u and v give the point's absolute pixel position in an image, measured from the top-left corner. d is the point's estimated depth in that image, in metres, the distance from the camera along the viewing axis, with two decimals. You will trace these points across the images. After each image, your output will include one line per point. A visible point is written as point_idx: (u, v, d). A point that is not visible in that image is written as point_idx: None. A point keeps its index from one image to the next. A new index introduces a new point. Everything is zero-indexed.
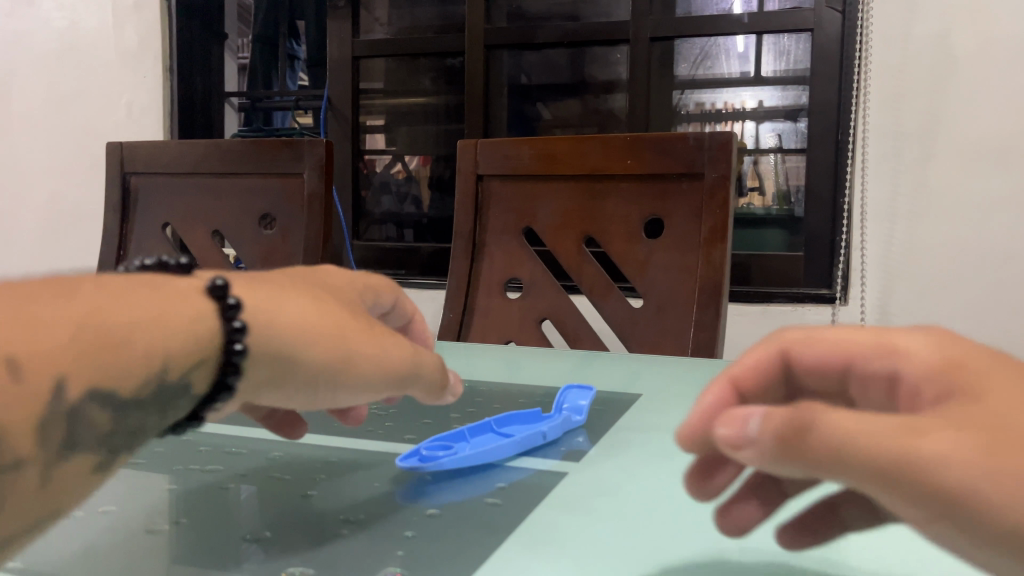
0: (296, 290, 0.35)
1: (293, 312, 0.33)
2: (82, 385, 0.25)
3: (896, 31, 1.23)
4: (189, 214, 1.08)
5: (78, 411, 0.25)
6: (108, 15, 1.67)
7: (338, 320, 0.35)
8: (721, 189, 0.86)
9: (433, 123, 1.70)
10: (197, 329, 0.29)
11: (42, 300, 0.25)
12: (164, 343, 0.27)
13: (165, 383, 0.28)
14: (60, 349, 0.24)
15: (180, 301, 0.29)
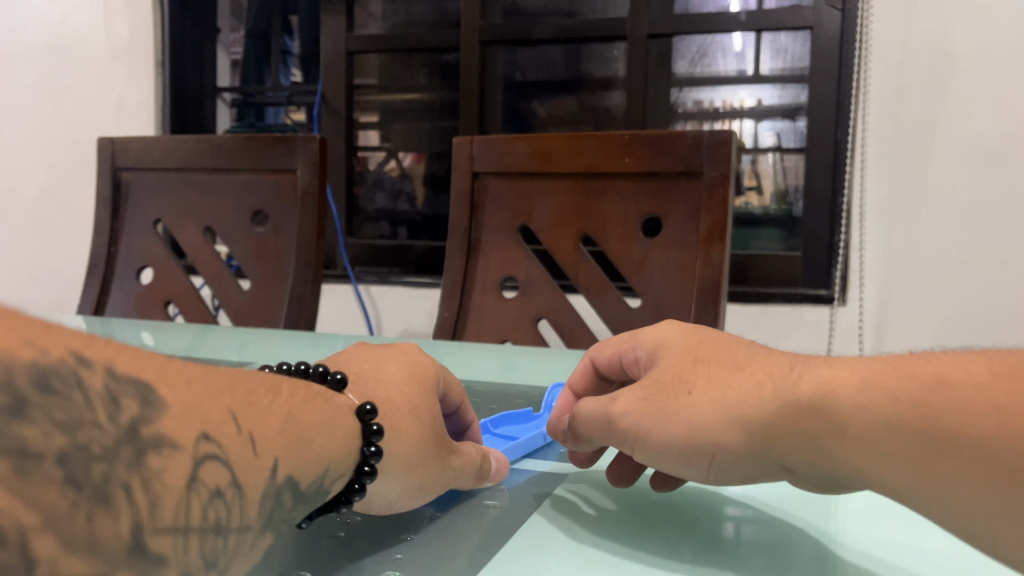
0: (403, 399, 0.40)
1: (407, 432, 0.38)
2: (278, 474, 0.30)
3: (895, 30, 1.22)
4: (180, 210, 1.07)
5: (276, 491, 0.29)
6: (99, 9, 1.65)
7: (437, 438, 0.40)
8: (720, 188, 0.84)
9: (428, 119, 1.68)
10: (341, 447, 0.34)
11: (251, 404, 0.30)
12: (322, 453, 0.33)
13: (323, 487, 0.33)
14: (269, 441, 0.30)
15: (332, 420, 0.35)
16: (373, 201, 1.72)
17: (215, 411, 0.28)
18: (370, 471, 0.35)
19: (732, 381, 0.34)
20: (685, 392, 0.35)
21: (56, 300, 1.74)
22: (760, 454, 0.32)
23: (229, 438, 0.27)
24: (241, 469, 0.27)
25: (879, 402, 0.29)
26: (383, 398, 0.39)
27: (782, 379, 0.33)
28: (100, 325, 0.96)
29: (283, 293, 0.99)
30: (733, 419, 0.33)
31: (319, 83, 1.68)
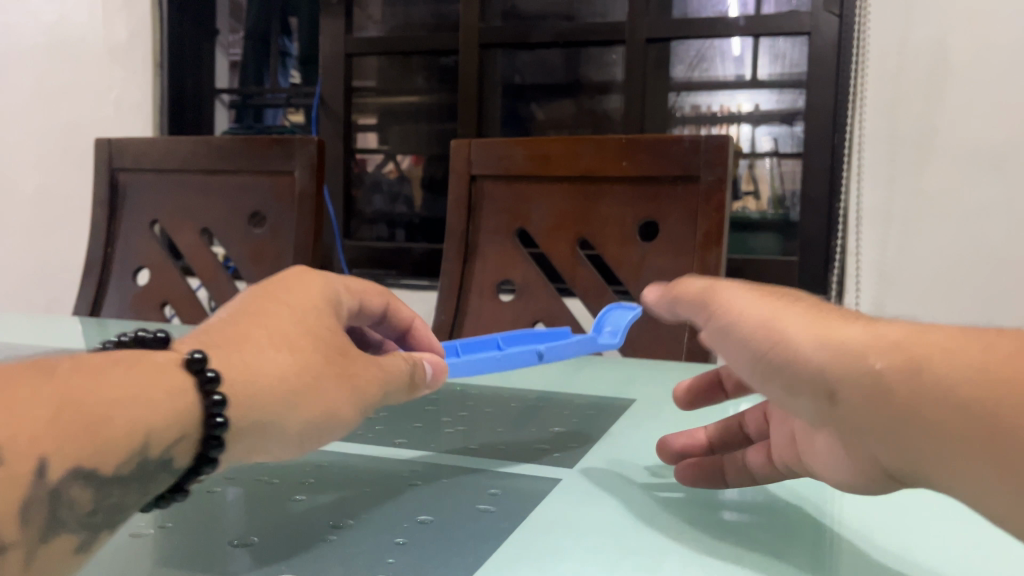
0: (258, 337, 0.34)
1: (264, 375, 0.33)
2: (154, 453, 0.28)
3: (893, 36, 1.22)
4: (177, 211, 1.07)
5: (128, 476, 0.27)
6: (98, 9, 1.66)
7: (311, 375, 0.34)
8: (717, 192, 0.85)
9: (427, 122, 1.68)
10: (180, 403, 0.29)
11: (103, 380, 0.27)
12: (163, 413, 0.28)
13: (149, 462, 0.27)
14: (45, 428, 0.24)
15: (162, 374, 0.29)
16: (371, 203, 1.72)
17: (78, 402, 0.25)
18: (222, 420, 0.30)
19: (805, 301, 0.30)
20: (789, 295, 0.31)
21: (50, 300, 1.74)
22: (789, 389, 0.28)
23: (74, 431, 0.25)
24: (82, 464, 0.25)
25: (933, 341, 0.24)
26: (238, 344, 0.33)
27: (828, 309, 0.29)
28: (97, 327, 0.97)
29: None
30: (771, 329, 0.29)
31: (318, 85, 1.68)
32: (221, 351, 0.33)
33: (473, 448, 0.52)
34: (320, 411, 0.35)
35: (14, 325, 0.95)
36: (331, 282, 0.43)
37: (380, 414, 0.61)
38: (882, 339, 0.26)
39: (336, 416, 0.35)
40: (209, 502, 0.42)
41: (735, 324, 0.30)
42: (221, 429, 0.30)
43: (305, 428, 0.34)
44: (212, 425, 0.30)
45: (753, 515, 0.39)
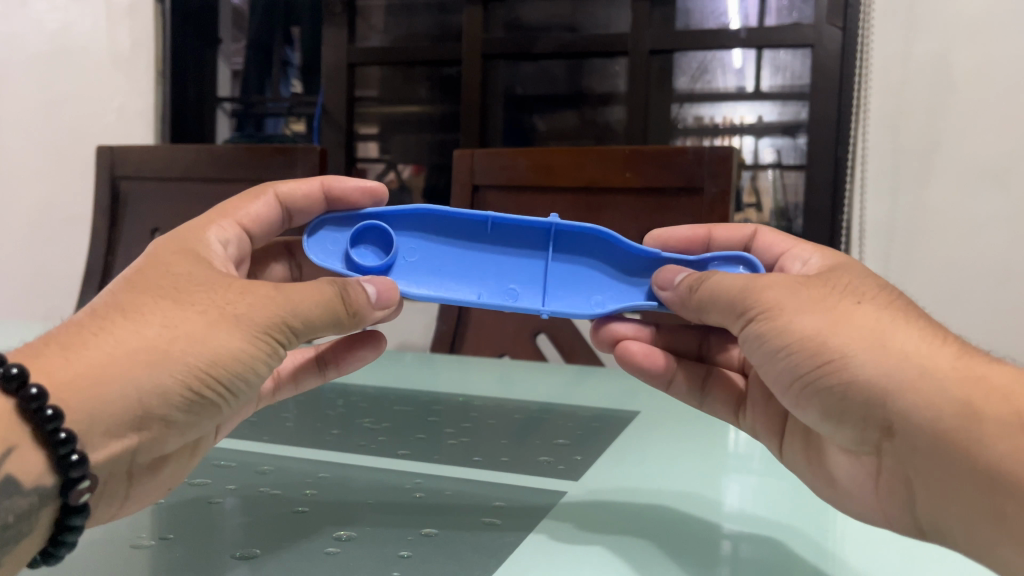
0: (98, 340, 0.35)
1: (109, 357, 0.35)
2: None
3: (895, 49, 1.23)
4: (177, 220, 1.06)
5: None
6: (101, 18, 1.67)
7: (163, 336, 0.36)
8: (721, 204, 0.84)
9: (427, 132, 1.68)
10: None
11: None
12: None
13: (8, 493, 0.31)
14: None
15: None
16: None
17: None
18: (53, 413, 0.32)
19: (868, 311, 0.36)
20: (844, 302, 0.37)
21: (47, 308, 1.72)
22: (827, 411, 0.37)
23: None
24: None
25: (947, 401, 0.32)
26: (90, 330, 0.36)
27: (895, 332, 0.35)
28: None
29: None
30: (839, 349, 0.35)
31: (319, 94, 1.69)
32: (68, 351, 0.35)
33: (476, 459, 0.52)
34: (194, 360, 0.37)
35: (14, 333, 0.95)
36: (187, 240, 0.43)
37: (381, 425, 0.60)
38: (931, 374, 0.32)
39: (221, 356, 0.38)
40: (211, 512, 0.42)
41: (799, 342, 0.36)
42: (63, 435, 0.32)
43: (184, 379, 0.36)
44: (44, 433, 0.32)
45: (762, 539, 0.39)
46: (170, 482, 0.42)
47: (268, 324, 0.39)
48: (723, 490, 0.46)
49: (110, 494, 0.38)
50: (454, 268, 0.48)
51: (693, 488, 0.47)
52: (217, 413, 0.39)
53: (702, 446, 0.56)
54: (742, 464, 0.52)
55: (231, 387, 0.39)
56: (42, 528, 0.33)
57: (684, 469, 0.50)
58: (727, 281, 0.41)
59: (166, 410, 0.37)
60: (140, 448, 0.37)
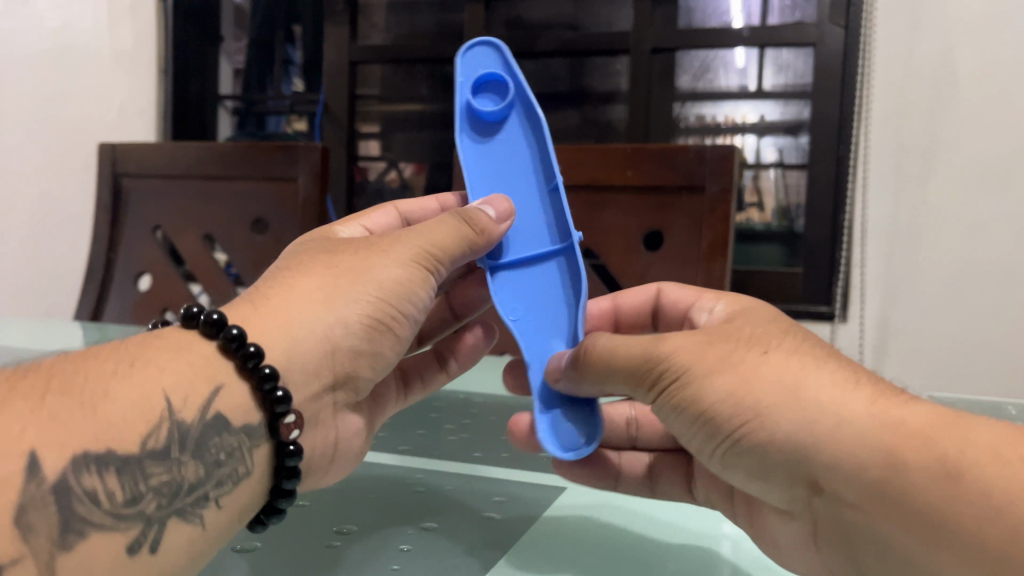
0: (279, 289, 0.41)
1: (294, 301, 0.41)
2: (209, 412, 0.35)
3: (897, 48, 1.22)
4: (179, 217, 1.06)
5: (190, 434, 0.34)
6: (103, 15, 1.66)
7: (334, 278, 0.42)
8: (722, 203, 0.84)
9: (430, 131, 1.70)
10: (208, 370, 0.36)
11: (142, 363, 0.34)
12: (199, 381, 0.35)
13: (219, 427, 0.35)
14: (137, 420, 0.32)
15: (183, 344, 0.36)
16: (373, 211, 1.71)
17: (107, 390, 0.32)
18: (254, 350, 0.37)
19: (781, 358, 0.35)
20: (750, 353, 0.36)
21: (50, 305, 1.72)
22: (759, 469, 0.36)
23: (79, 408, 0.30)
24: (122, 438, 0.31)
25: (869, 451, 0.31)
26: (270, 287, 0.42)
27: (809, 379, 0.34)
28: (98, 330, 0.97)
29: None
30: (753, 407, 0.34)
31: (320, 92, 1.69)
32: (255, 302, 0.40)
33: (477, 455, 0.52)
34: (360, 296, 0.43)
35: (16, 330, 0.95)
36: (324, 232, 0.50)
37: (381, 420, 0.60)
38: (843, 429, 0.31)
39: (382, 291, 0.43)
40: None
41: (716, 403, 0.36)
42: (266, 371, 0.37)
43: (361, 311, 0.42)
44: (249, 370, 0.37)
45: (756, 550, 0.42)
46: (363, 427, 0.48)
47: (416, 260, 0.45)
48: None
49: (322, 441, 0.44)
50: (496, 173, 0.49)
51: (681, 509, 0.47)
52: (388, 345, 0.45)
53: None
54: None
55: (397, 322, 0.45)
56: (259, 464, 0.38)
57: None
58: (630, 344, 0.40)
59: (345, 345, 0.42)
60: (336, 377, 0.43)
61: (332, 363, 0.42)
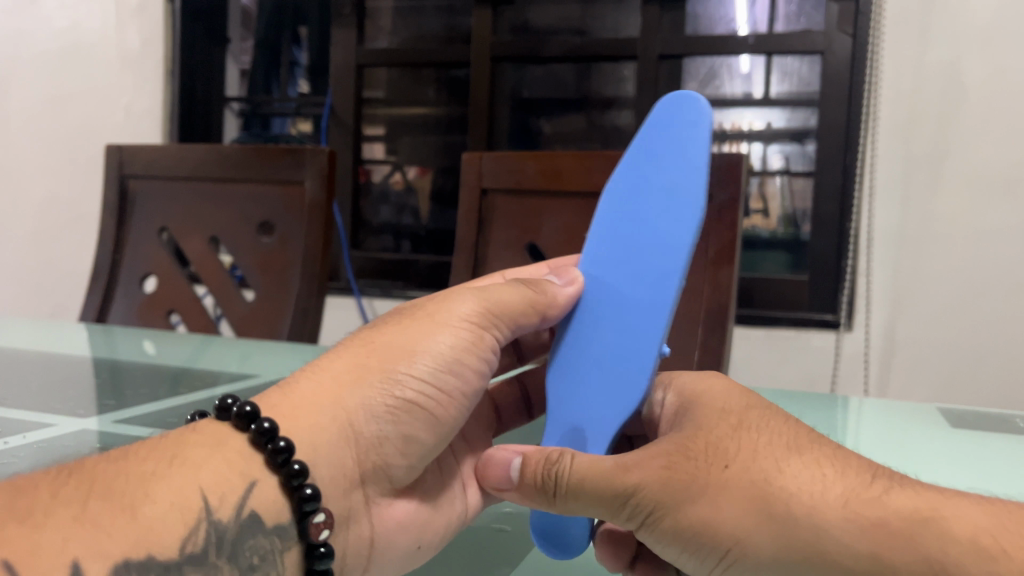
0: (308, 379, 0.39)
1: (320, 389, 0.38)
2: (242, 511, 0.33)
3: (906, 57, 1.22)
4: (186, 219, 1.06)
5: (227, 537, 0.32)
6: (111, 16, 1.66)
7: (366, 362, 0.39)
8: (730, 211, 0.83)
9: (434, 134, 1.68)
10: (241, 465, 0.34)
11: (179, 461, 0.33)
12: (232, 477, 0.34)
13: (251, 527, 0.33)
14: (170, 528, 0.30)
15: (217, 441, 0.35)
16: (378, 214, 1.72)
17: (149, 490, 0.31)
18: (285, 445, 0.34)
19: (738, 482, 0.32)
20: (710, 471, 0.33)
21: (56, 305, 1.73)
22: None
23: (121, 513, 0.29)
24: (160, 540, 0.29)
25: (857, 555, 0.30)
26: (304, 375, 0.39)
27: (780, 483, 0.32)
28: (104, 333, 0.97)
29: (288, 305, 0.98)
30: (730, 536, 0.32)
31: (327, 95, 1.69)
32: (282, 390, 0.38)
33: None
34: (414, 367, 0.39)
35: (22, 333, 0.95)
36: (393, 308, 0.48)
37: None
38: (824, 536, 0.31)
39: (443, 361, 0.40)
40: None
41: (696, 533, 0.33)
42: (296, 467, 0.34)
43: (385, 393, 0.38)
44: (279, 465, 0.34)
45: None
46: (417, 522, 0.43)
47: (475, 320, 0.42)
48: None
49: (357, 538, 0.39)
50: (671, 241, 0.39)
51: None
52: (434, 433, 0.41)
53: None
54: None
55: (451, 403, 0.41)
56: (291, 567, 0.35)
57: None
58: (596, 468, 0.35)
59: (386, 428, 0.39)
60: (364, 470, 0.39)
61: (354, 455, 0.38)
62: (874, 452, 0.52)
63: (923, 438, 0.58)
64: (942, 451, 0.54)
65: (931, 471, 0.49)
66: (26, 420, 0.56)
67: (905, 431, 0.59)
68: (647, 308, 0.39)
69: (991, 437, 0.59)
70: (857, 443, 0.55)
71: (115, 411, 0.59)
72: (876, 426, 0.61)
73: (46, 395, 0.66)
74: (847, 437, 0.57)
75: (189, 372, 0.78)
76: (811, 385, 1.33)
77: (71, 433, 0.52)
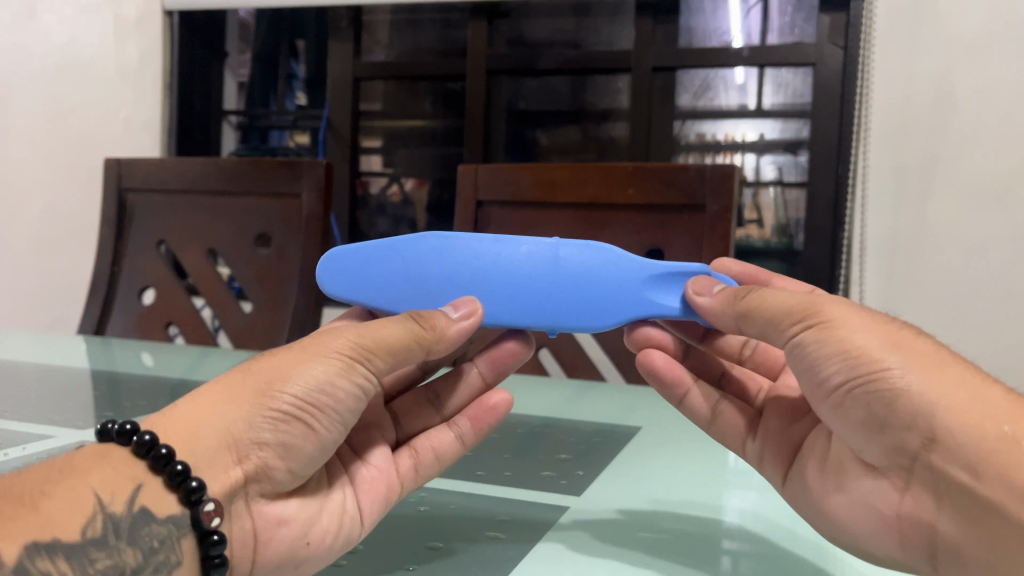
0: (195, 395, 0.38)
1: (200, 404, 0.37)
2: (132, 508, 0.34)
3: (896, 69, 1.23)
4: (184, 232, 1.07)
5: (124, 525, 0.33)
6: (109, 30, 1.67)
7: (243, 380, 0.38)
8: (722, 221, 0.85)
9: (430, 145, 1.69)
10: (128, 472, 0.35)
11: (67, 470, 0.34)
12: (120, 479, 0.34)
13: (143, 520, 0.34)
14: (64, 519, 0.31)
15: (104, 451, 0.35)
16: (375, 225, 1.72)
17: (43, 493, 0.32)
18: (165, 450, 0.34)
19: (917, 338, 0.37)
20: (906, 329, 0.38)
21: (55, 318, 1.74)
22: (865, 419, 0.37)
23: (18, 508, 0.31)
24: (60, 527, 0.31)
25: (991, 427, 0.33)
26: (191, 393, 0.39)
27: (950, 364, 0.35)
28: (101, 345, 0.97)
29: (286, 317, 0.98)
30: (887, 363, 0.35)
31: (324, 108, 1.70)
32: (169, 406, 0.38)
33: (478, 474, 0.53)
34: (289, 385, 0.38)
35: (19, 345, 0.95)
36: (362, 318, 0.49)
37: None
38: (944, 408, 0.34)
39: (315, 384, 0.38)
40: None
41: (852, 354, 0.37)
42: (177, 466, 0.34)
43: (257, 414, 0.37)
44: (159, 468, 0.34)
45: (760, 552, 0.41)
46: (303, 522, 0.40)
47: (354, 349, 0.40)
48: (723, 500, 0.49)
49: (241, 531, 0.38)
50: (442, 244, 0.45)
51: (694, 494, 0.50)
52: (316, 441, 0.39)
53: (704, 463, 0.57)
54: (743, 479, 0.53)
55: (326, 422, 0.39)
56: (189, 556, 0.35)
57: (684, 485, 0.51)
58: (786, 297, 0.40)
59: (261, 440, 0.37)
60: (248, 473, 0.38)
61: (236, 459, 0.37)
62: None
63: None
64: None
65: None
66: (21, 431, 0.57)
67: None
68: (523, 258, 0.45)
69: None
70: None
71: None
72: None
73: (40, 405, 0.67)
74: None
75: (185, 384, 0.79)
76: None
77: (69, 445, 0.53)
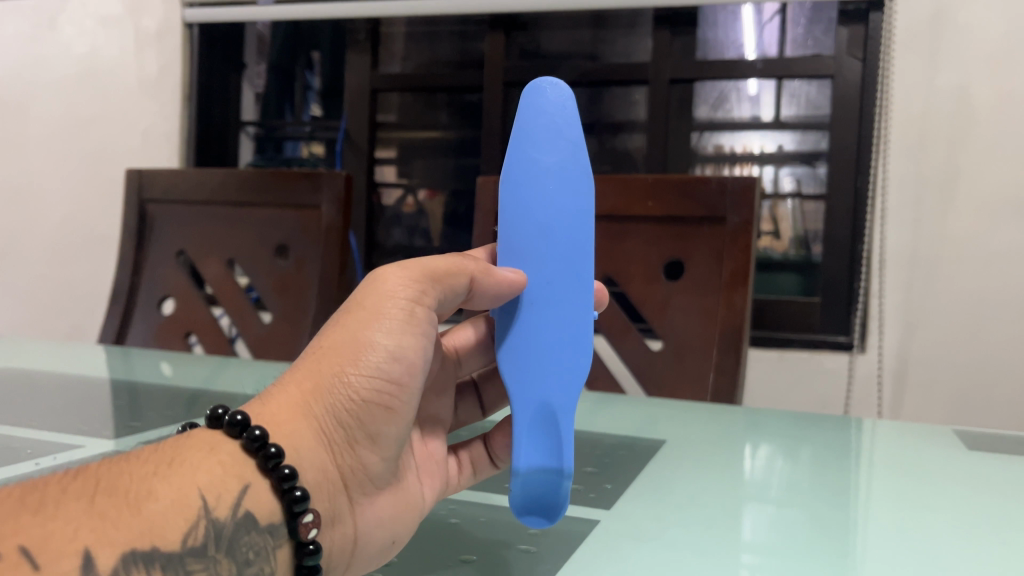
0: (276, 388, 0.40)
1: (288, 399, 0.39)
2: (237, 511, 0.35)
3: (916, 80, 1.23)
4: (203, 243, 1.07)
5: (225, 534, 0.34)
6: (130, 42, 1.69)
7: (317, 366, 0.40)
8: (743, 234, 0.85)
9: (445, 158, 1.70)
10: (236, 469, 0.36)
11: (178, 464, 0.34)
12: (227, 479, 0.35)
13: (243, 528, 0.35)
14: (171, 522, 0.32)
15: (210, 446, 0.36)
16: (390, 236, 1.72)
17: (151, 489, 0.33)
18: (275, 450, 0.36)
19: None
20: None
21: (73, 328, 1.75)
22: None
23: (127, 507, 0.31)
24: (163, 535, 0.31)
25: None
26: (270, 387, 0.41)
27: None
28: (121, 355, 0.98)
29: (303, 328, 0.99)
30: None
31: (342, 120, 1.72)
32: (257, 401, 0.40)
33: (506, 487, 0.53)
34: (363, 366, 0.39)
35: (39, 354, 0.96)
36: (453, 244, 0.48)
37: None
38: None
39: (389, 354, 0.40)
40: None
41: None
42: (286, 470, 0.36)
43: (338, 401, 0.39)
44: (269, 469, 0.36)
45: (781, 569, 0.40)
46: (395, 517, 0.43)
47: (412, 305, 0.41)
48: (742, 517, 0.48)
49: (342, 536, 0.40)
50: (575, 216, 0.38)
51: (717, 508, 0.50)
52: (398, 422, 0.42)
53: (724, 475, 0.57)
54: (762, 492, 0.53)
55: (409, 389, 0.41)
56: (283, 565, 0.36)
57: (710, 500, 0.51)
58: None
59: (354, 428, 0.39)
60: (343, 472, 0.40)
61: (331, 454, 0.39)
62: (886, 492, 0.53)
63: (943, 474, 0.58)
64: (966, 491, 0.54)
65: (951, 510, 0.50)
66: (50, 441, 0.57)
67: (922, 468, 0.59)
68: (580, 287, 0.39)
69: (1012, 473, 0.59)
70: (871, 484, 0.56)
71: (136, 434, 0.59)
72: (889, 463, 0.61)
73: (67, 417, 0.67)
74: (858, 477, 0.58)
75: (205, 395, 0.79)
76: (823, 408, 1.32)
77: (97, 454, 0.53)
